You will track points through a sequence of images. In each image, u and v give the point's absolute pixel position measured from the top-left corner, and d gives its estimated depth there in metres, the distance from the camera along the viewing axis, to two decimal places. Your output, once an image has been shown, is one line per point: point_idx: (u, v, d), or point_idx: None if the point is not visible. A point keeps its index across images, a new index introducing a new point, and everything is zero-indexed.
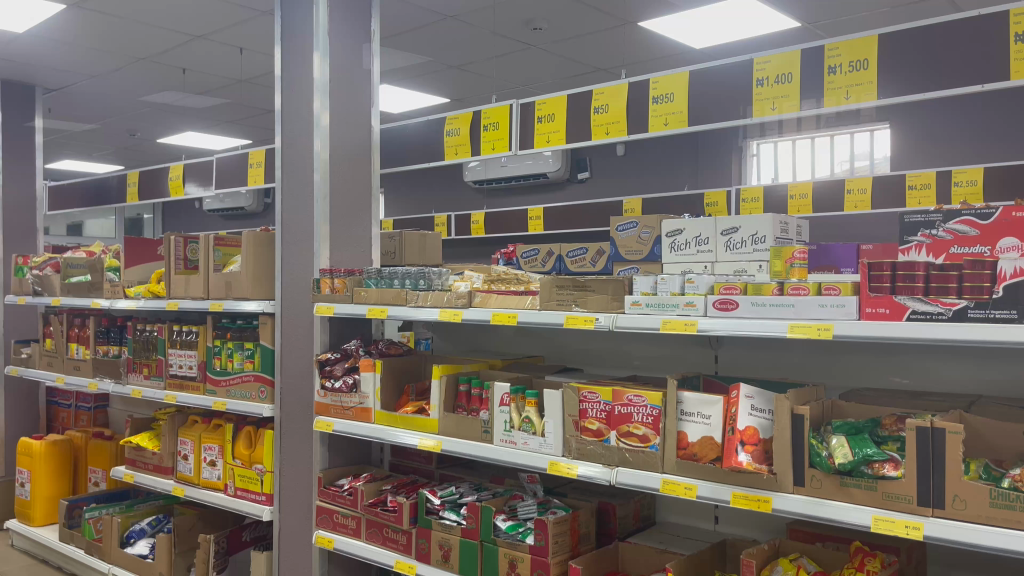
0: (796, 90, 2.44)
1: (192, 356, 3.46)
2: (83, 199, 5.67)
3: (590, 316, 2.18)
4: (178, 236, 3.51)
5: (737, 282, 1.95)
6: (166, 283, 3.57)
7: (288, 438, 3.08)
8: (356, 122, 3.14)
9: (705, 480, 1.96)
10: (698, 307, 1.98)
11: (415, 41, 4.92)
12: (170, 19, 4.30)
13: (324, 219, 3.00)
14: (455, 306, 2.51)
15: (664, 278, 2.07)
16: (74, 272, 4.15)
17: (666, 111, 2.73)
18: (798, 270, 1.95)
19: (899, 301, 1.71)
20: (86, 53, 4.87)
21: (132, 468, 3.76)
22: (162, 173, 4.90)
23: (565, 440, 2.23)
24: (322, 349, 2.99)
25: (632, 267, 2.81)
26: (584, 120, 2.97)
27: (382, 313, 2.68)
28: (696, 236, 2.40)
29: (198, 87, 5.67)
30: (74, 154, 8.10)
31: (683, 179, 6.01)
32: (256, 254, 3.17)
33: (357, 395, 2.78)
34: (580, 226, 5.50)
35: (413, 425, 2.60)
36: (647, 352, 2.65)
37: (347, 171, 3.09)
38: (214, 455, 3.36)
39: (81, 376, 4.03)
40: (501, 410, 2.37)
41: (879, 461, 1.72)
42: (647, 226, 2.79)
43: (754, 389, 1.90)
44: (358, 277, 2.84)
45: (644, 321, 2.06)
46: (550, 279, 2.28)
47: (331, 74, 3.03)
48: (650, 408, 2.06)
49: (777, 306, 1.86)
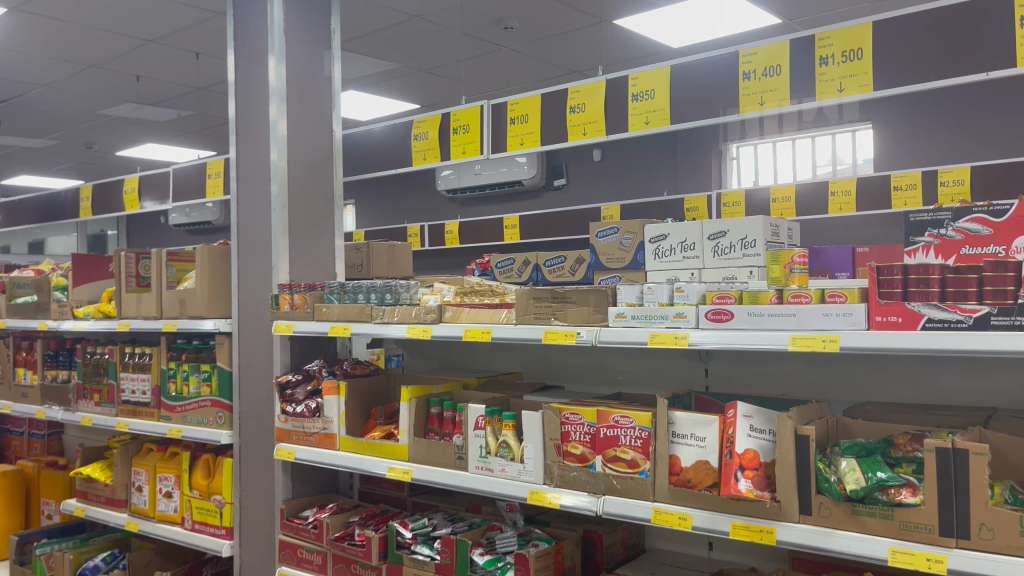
0: (785, 83, 2.29)
1: (145, 380, 3.24)
2: (36, 215, 5.40)
3: (570, 330, 1.99)
4: (128, 252, 3.27)
5: (731, 291, 1.77)
6: (117, 302, 3.35)
7: (247, 467, 2.87)
8: (316, 126, 2.94)
9: (701, 508, 1.78)
10: (689, 318, 1.81)
11: (381, 44, 4.74)
12: (121, 22, 4.09)
13: (282, 230, 2.79)
14: (424, 321, 2.31)
15: (650, 287, 1.89)
16: (21, 292, 3.89)
17: (647, 108, 2.56)
18: (798, 275, 1.75)
19: (913, 308, 1.53)
20: (33, 60, 4.63)
21: (84, 501, 3.52)
22: (117, 186, 4.66)
23: (547, 466, 2.04)
24: (282, 371, 2.77)
25: (614, 276, 2.65)
26: (559, 121, 2.80)
27: (345, 330, 2.47)
28: (681, 242, 2.27)
29: (155, 96, 5.43)
30: (30, 169, 7.80)
31: (662, 184, 5.76)
32: (210, 268, 2.94)
33: (320, 420, 2.57)
34: (557, 234, 5.32)
35: (379, 452, 2.40)
36: (631, 366, 2.47)
37: (309, 180, 2.89)
38: (170, 485, 3.12)
39: (29, 404, 3.78)
40: (476, 434, 2.17)
41: (895, 486, 1.55)
42: (630, 231, 2.61)
43: (753, 408, 1.72)
44: (319, 292, 2.63)
45: (630, 335, 1.88)
46: (526, 290, 2.10)
47: (288, 79, 2.83)
48: (638, 431, 1.88)
49: (777, 316, 1.68)
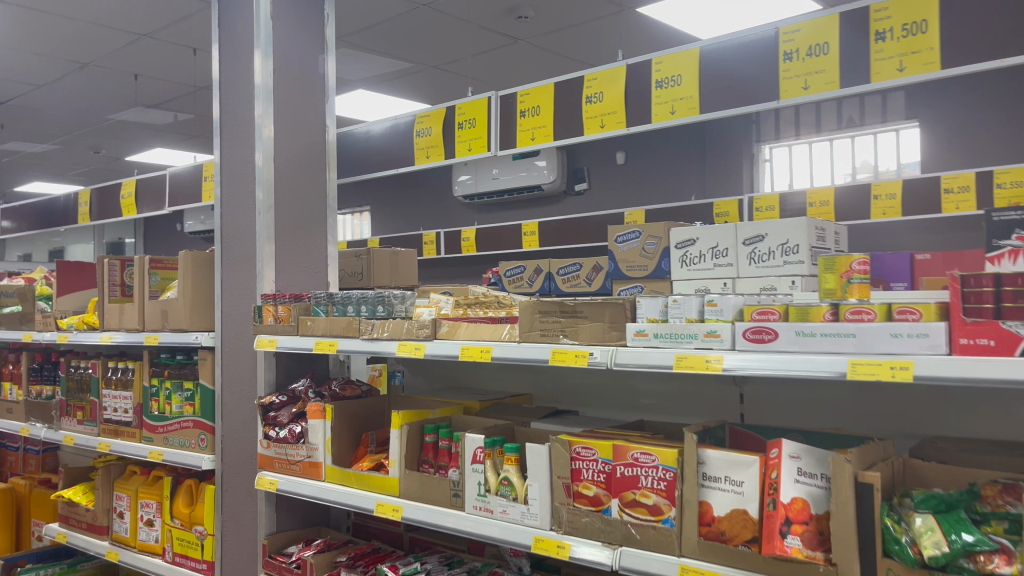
0: (834, 64, 1.99)
1: (127, 398, 2.99)
2: (35, 221, 5.22)
3: (581, 351, 1.69)
4: (112, 260, 3.04)
5: (775, 304, 1.47)
6: (100, 313, 3.11)
7: (229, 495, 2.60)
8: (306, 120, 2.67)
9: (736, 568, 1.46)
10: (724, 338, 1.51)
11: (388, 38, 4.49)
12: (111, 15, 3.87)
13: (268, 236, 2.52)
14: (417, 337, 2.03)
15: (677, 300, 1.59)
16: (9, 302, 3.65)
17: (672, 96, 2.27)
18: (858, 286, 1.43)
19: (1009, 329, 1.21)
20: (26, 58, 4.43)
21: (66, 526, 3.27)
22: (116, 190, 4.45)
23: (554, 508, 1.74)
24: (266, 391, 2.49)
25: (636, 286, 2.37)
26: (576, 113, 2.53)
27: (331, 347, 2.20)
28: (711, 248, 2.07)
29: (158, 96, 5.22)
30: (42, 174, 7.68)
31: (689, 188, 5.12)
32: (193, 278, 2.69)
33: (304, 447, 2.29)
34: (578, 241, 5.01)
35: (367, 484, 2.12)
36: (655, 389, 2.17)
37: (298, 178, 2.63)
38: (152, 513, 2.86)
39: (13, 420, 3.55)
40: (474, 469, 1.88)
41: (984, 552, 1.24)
42: (653, 236, 2.33)
43: (801, 448, 1.43)
44: (305, 303, 2.36)
45: (652, 357, 1.57)
46: (532, 303, 1.80)
47: (275, 68, 2.57)
48: (662, 471, 1.58)
49: (831, 337, 1.38)
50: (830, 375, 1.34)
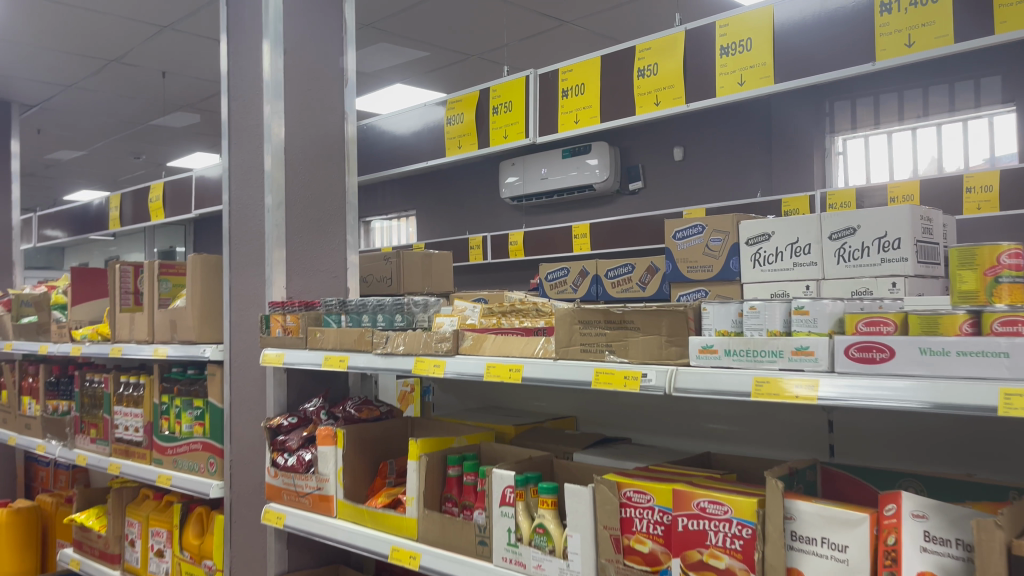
0: (946, 15, 1.90)
1: (137, 416, 2.74)
2: (72, 227, 5.09)
3: (633, 371, 1.34)
4: (124, 265, 2.81)
5: (889, 311, 1.11)
6: (112, 323, 2.89)
7: (238, 528, 2.33)
8: (322, 104, 2.40)
9: None
10: (819, 358, 1.15)
11: (423, 24, 4.22)
12: (130, 6, 3.67)
13: (278, 240, 2.25)
14: (436, 352, 1.71)
15: (754, 307, 1.23)
16: (27, 311, 3.46)
17: (740, 64, 2.19)
18: (1008, 288, 1.04)
19: None
20: (53, 57, 4.29)
21: (80, 552, 3.04)
22: (147, 192, 4.26)
23: (600, 567, 1.39)
24: (277, 412, 2.22)
25: (700, 290, 2.17)
26: (627, 88, 2.50)
27: (341, 363, 1.91)
28: (790, 243, 1.81)
29: (193, 94, 5.05)
30: (90, 182, 7.67)
31: (755, 183, 4.56)
32: (202, 284, 2.43)
33: (314, 477, 1.99)
34: (632, 243, 4.65)
35: (382, 525, 1.81)
36: (723, 414, 1.81)
37: (313, 171, 2.36)
38: (162, 542, 2.62)
39: (32, 436, 3.36)
40: (503, 512, 1.56)
41: None
42: (720, 231, 2.14)
43: (928, 504, 1.08)
44: (316, 312, 2.07)
45: (725, 381, 1.22)
46: (570, 310, 1.47)
47: (288, 45, 2.30)
48: (737, 527, 1.23)
49: (971, 357, 1.01)
50: (915, 407, 1.02)
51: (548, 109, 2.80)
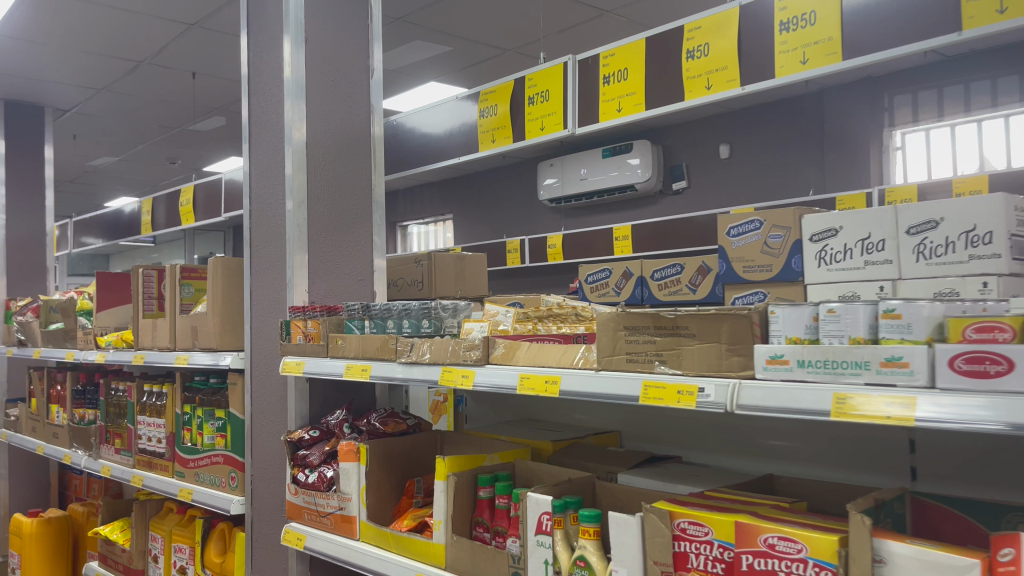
0: None
1: (160, 426, 2.62)
2: (107, 232, 5.04)
3: (689, 383, 1.17)
4: (147, 269, 2.71)
5: (1004, 313, 0.91)
6: (135, 330, 2.79)
7: (259, 547, 2.20)
8: (346, 94, 2.26)
9: None
10: (916, 370, 0.96)
11: (457, 17, 4.08)
12: (156, 4, 3.59)
13: (300, 244, 2.11)
14: (465, 361, 1.55)
15: (834, 310, 1.04)
16: (55, 318, 3.40)
17: (802, 39, 1.99)
18: None
19: None
20: (82, 59, 4.24)
21: (104, 566, 2.94)
22: (178, 195, 4.18)
23: None
24: (299, 424, 2.08)
25: (760, 291, 1.98)
26: (674, 73, 2.32)
27: (364, 373, 1.76)
28: (860, 239, 1.60)
29: (225, 96, 4.98)
30: (128, 188, 7.70)
31: (807, 181, 4.33)
32: (223, 288, 2.31)
33: (336, 496, 1.84)
34: (676, 245, 4.45)
35: (407, 550, 1.66)
36: (785, 431, 1.63)
37: (337, 166, 2.22)
38: (185, 559, 2.50)
39: (59, 445, 3.28)
40: (539, 541, 1.39)
41: None
42: (778, 227, 1.94)
43: None
44: (338, 318, 1.93)
45: (800, 398, 1.03)
46: (613, 314, 1.29)
47: (309, 32, 2.16)
48: (812, 569, 1.04)
49: None
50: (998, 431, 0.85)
51: (588, 99, 2.63)
